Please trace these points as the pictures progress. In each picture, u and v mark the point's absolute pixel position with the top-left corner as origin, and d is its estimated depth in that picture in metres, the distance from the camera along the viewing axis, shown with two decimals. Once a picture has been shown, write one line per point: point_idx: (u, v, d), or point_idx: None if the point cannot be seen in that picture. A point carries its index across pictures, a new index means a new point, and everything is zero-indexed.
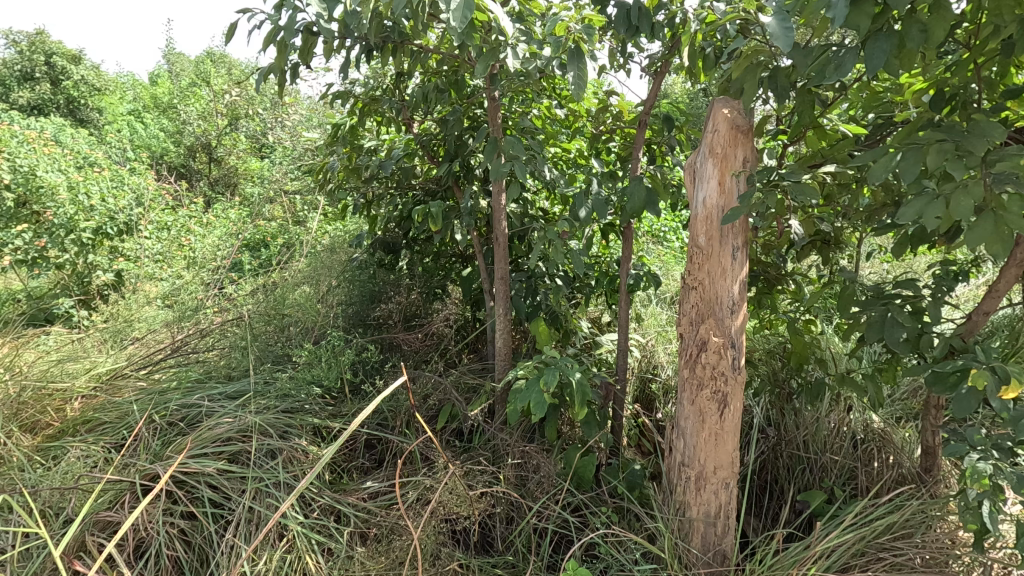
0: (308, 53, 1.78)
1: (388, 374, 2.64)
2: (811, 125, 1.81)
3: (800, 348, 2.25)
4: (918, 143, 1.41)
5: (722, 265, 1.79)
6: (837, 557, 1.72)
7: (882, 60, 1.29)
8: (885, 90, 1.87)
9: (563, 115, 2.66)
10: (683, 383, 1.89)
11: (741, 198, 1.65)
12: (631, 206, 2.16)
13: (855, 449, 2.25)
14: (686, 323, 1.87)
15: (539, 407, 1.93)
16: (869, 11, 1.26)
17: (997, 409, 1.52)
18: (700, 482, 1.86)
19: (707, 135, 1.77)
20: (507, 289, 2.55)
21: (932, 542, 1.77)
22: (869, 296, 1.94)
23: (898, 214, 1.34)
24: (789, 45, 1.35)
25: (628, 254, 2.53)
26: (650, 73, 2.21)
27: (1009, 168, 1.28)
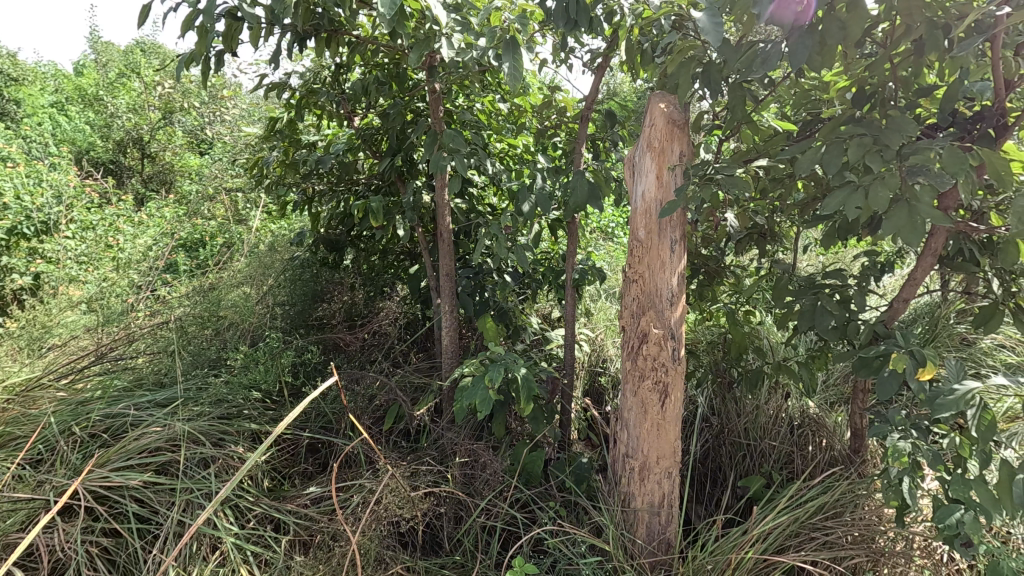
0: (233, 39, 1.69)
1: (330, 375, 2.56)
2: (743, 120, 1.86)
3: (738, 338, 2.31)
4: (840, 137, 1.47)
5: (662, 258, 1.81)
6: (773, 539, 1.78)
7: (804, 56, 1.33)
8: (812, 88, 1.94)
9: (508, 110, 2.64)
10: (626, 376, 1.91)
11: (676, 192, 1.68)
12: (574, 201, 2.16)
13: (791, 435, 2.34)
14: (627, 315, 1.89)
15: (484, 404, 1.91)
16: (792, 8, 1.29)
17: (915, 390, 1.60)
18: (644, 472, 1.89)
19: (645, 129, 1.79)
20: (452, 286, 2.52)
21: (860, 520, 1.85)
22: (801, 286, 2.02)
23: (824, 205, 1.40)
24: (718, 40, 1.38)
25: (573, 249, 2.54)
26: (592, 67, 2.22)
27: (920, 161, 1.34)
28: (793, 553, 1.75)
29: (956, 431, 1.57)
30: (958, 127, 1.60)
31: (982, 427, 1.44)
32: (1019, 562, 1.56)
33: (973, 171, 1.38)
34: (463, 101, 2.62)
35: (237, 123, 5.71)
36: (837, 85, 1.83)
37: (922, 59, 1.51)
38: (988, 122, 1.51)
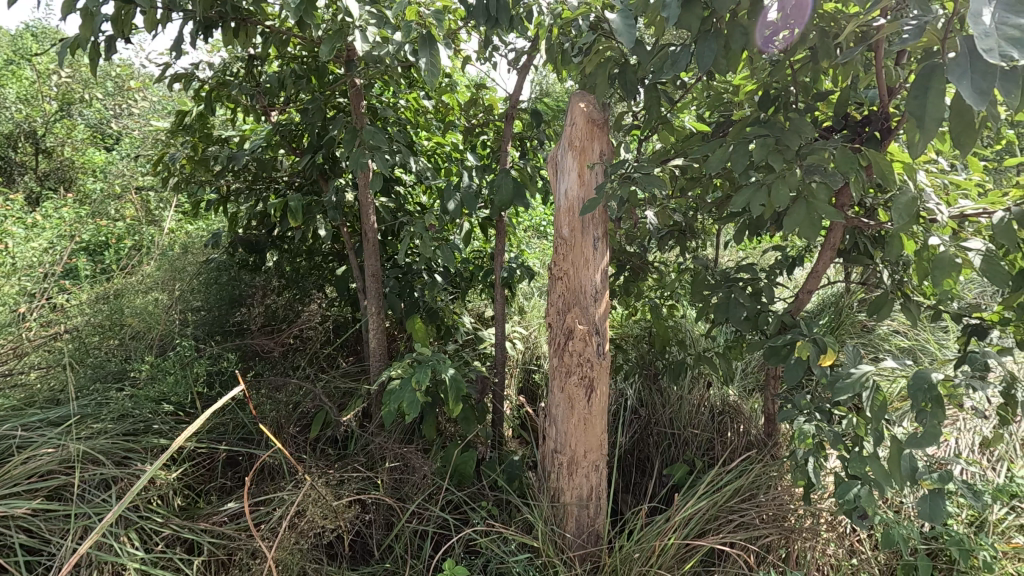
0: (125, 24, 1.56)
1: (236, 385, 2.42)
2: (660, 121, 1.92)
3: (661, 332, 2.39)
4: (746, 139, 1.54)
5: (585, 255, 1.84)
6: (693, 525, 1.85)
7: (710, 59, 1.39)
8: (724, 91, 2.03)
9: (434, 107, 2.60)
10: (553, 372, 1.92)
11: (596, 190, 1.71)
12: (500, 199, 2.15)
13: (711, 422, 2.45)
14: (553, 312, 1.90)
15: (411, 407, 1.87)
16: (699, 13, 1.35)
17: (818, 376, 1.71)
18: (572, 467, 1.91)
19: (566, 128, 1.82)
20: (379, 287, 2.45)
21: (773, 500, 1.95)
22: (717, 280, 2.11)
23: (731, 203, 1.47)
24: (632, 42, 1.41)
25: (501, 248, 2.53)
26: (516, 66, 2.22)
27: (816, 161, 1.43)
28: (712, 536, 1.83)
29: (853, 413, 1.69)
30: (850, 129, 1.72)
31: (875, 407, 1.56)
32: (908, 530, 1.70)
33: (861, 171, 1.48)
34: (387, 98, 2.56)
35: (146, 115, 5.30)
36: (745, 89, 1.92)
37: (818, 66, 1.61)
38: (874, 125, 1.63)
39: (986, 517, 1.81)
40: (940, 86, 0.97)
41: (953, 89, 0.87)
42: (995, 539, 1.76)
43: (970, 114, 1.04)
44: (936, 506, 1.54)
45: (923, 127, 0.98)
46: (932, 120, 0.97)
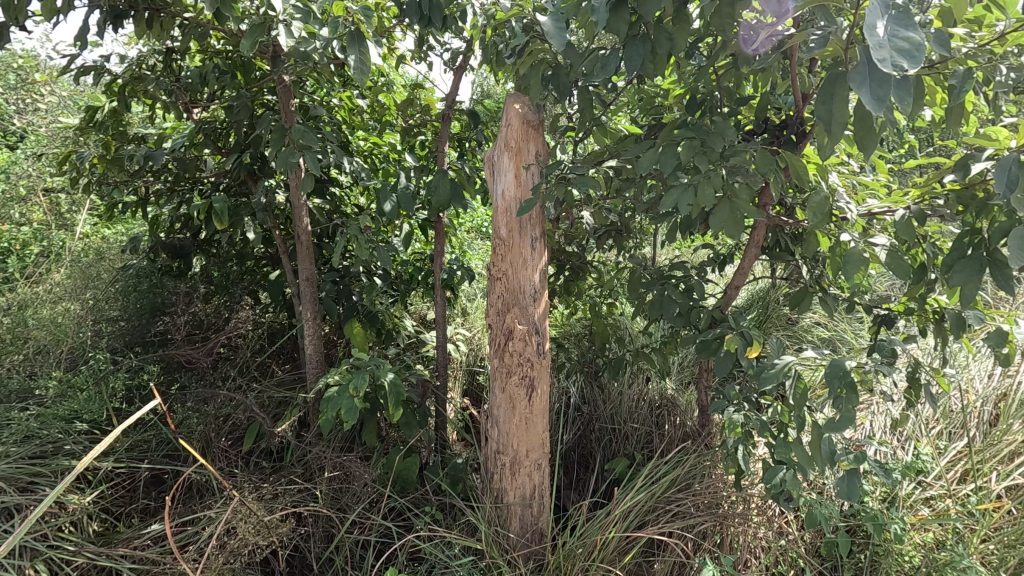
0: (19, 10, 1.43)
1: (150, 399, 2.30)
2: (593, 122, 1.95)
3: (601, 329, 2.44)
4: (674, 141, 1.60)
5: (523, 255, 1.85)
6: (633, 517, 1.89)
7: (637, 63, 1.44)
8: (655, 94, 2.10)
9: (369, 105, 2.54)
10: (494, 373, 1.92)
11: (533, 191, 1.73)
12: (438, 200, 2.13)
13: (650, 416, 2.52)
14: (493, 313, 1.90)
15: (349, 414, 1.82)
16: (626, 18, 1.39)
17: (745, 367, 1.79)
18: (515, 466, 1.92)
19: (502, 129, 1.82)
20: (314, 291, 2.37)
21: (708, 488, 2.03)
22: (652, 278, 2.17)
23: (661, 203, 1.52)
24: (563, 45, 1.42)
25: (439, 249, 2.51)
26: (453, 66, 2.21)
27: (738, 162, 1.50)
28: (651, 527, 1.88)
29: (777, 401, 1.78)
30: (769, 133, 1.82)
31: (797, 395, 1.65)
32: (829, 509, 1.80)
33: (779, 171, 1.57)
34: (320, 96, 2.48)
35: (54, 110, 4.90)
36: (674, 93, 1.99)
37: (739, 72, 1.69)
38: (791, 128, 1.73)
39: (897, 493, 1.94)
40: (843, 93, 1.04)
41: (855, 95, 0.93)
42: (905, 512, 1.89)
43: (869, 119, 1.12)
44: (852, 485, 1.64)
45: (830, 131, 1.04)
46: (838, 124, 1.04)
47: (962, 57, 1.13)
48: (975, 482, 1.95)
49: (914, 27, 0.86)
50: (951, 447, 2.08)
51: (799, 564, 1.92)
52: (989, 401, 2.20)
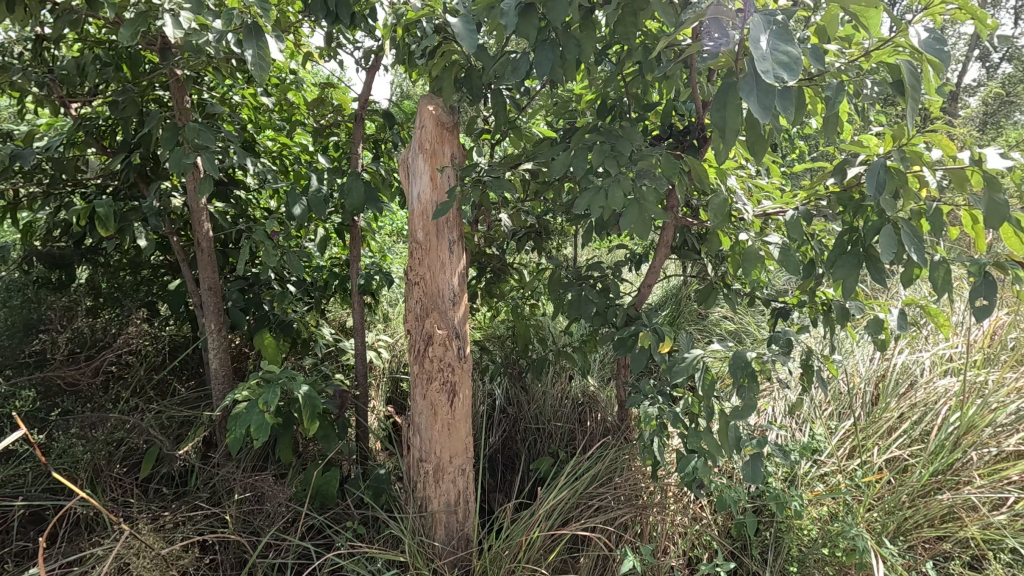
0: None
1: (18, 429, 2.06)
2: (508, 125, 1.96)
3: (523, 330, 2.45)
4: (585, 144, 1.64)
5: (441, 258, 1.82)
6: (556, 515, 1.92)
7: (547, 68, 1.46)
8: (569, 99, 2.14)
9: (276, 104, 2.41)
10: (415, 379, 1.88)
11: (448, 195, 1.71)
12: (351, 203, 2.05)
13: (573, 414, 2.57)
14: (412, 318, 1.86)
15: (260, 431, 1.71)
16: (535, 23, 1.40)
17: (658, 362, 1.87)
18: (438, 473, 1.88)
19: (416, 131, 1.79)
20: (218, 301, 2.22)
21: (627, 481, 2.10)
22: (570, 278, 2.22)
23: (575, 205, 1.55)
24: (474, 47, 1.41)
25: (355, 253, 2.42)
26: (365, 65, 2.14)
27: (645, 166, 1.55)
28: (574, 524, 1.92)
29: (688, 393, 1.86)
30: (675, 138, 1.91)
31: (705, 386, 1.74)
32: (737, 492, 1.91)
33: (683, 175, 1.65)
34: (220, 93, 2.33)
35: None
36: (586, 98, 2.04)
37: (645, 79, 1.76)
38: (694, 134, 1.83)
39: (796, 472, 2.09)
40: (735, 101, 1.10)
41: (744, 104, 0.99)
42: (803, 489, 2.04)
43: (758, 126, 1.20)
44: (756, 468, 1.76)
45: (724, 137, 1.11)
46: (731, 131, 1.10)
47: (836, 71, 1.24)
48: (861, 457, 2.13)
49: (792, 42, 0.93)
50: (840, 426, 2.26)
51: (713, 547, 2.02)
52: (871, 382, 2.43)
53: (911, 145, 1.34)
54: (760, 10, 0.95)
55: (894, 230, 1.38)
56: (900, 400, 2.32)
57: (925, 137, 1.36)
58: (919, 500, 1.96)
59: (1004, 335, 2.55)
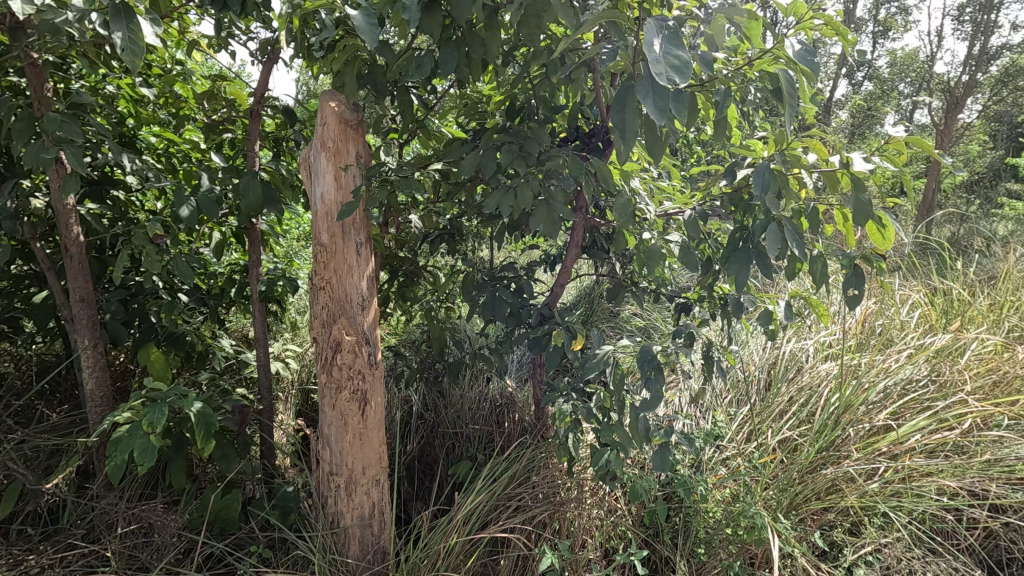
0: None
1: None
2: (416, 125, 1.91)
3: (437, 334, 2.40)
4: (493, 144, 1.64)
5: (348, 262, 1.74)
6: (474, 519, 1.89)
7: (452, 66, 1.44)
8: (477, 100, 2.13)
9: (159, 96, 2.20)
10: (322, 390, 1.78)
11: (353, 195, 1.63)
12: (248, 204, 1.91)
13: (490, 415, 2.56)
14: (318, 325, 1.77)
15: (145, 456, 1.54)
16: (439, 19, 1.39)
17: (571, 359, 1.89)
18: (350, 486, 1.80)
19: (317, 127, 1.70)
20: (92, 314, 1.98)
21: (544, 479, 2.12)
22: (483, 280, 2.20)
23: (485, 203, 1.54)
24: (375, 41, 1.36)
25: (255, 258, 2.26)
26: (261, 57, 2.01)
27: (552, 166, 1.57)
28: (492, 526, 1.90)
29: (600, 388, 1.91)
30: (582, 141, 1.95)
31: (616, 380, 1.79)
32: (648, 481, 1.98)
33: (589, 176, 1.68)
34: (91, 81, 2.09)
35: None
36: (495, 99, 2.03)
37: (551, 82, 1.78)
38: (598, 136, 1.88)
39: (701, 458, 2.20)
40: (633, 103, 1.13)
41: (642, 106, 1.02)
42: (707, 474, 2.15)
43: (655, 129, 1.25)
44: (664, 457, 1.83)
45: (624, 138, 1.13)
46: (630, 131, 1.13)
47: (724, 78, 1.31)
48: (757, 440, 2.28)
49: (683, 46, 0.97)
50: (739, 412, 2.42)
51: (627, 537, 2.07)
52: (765, 369, 2.62)
53: (790, 148, 1.45)
54: (653, 15, 0.98)
55: (779, 227, 1.49)
56: (789, 385, 2.51)
57: (802, 142, 1.48)
58: (807, 476, 2.12)
59: (872, 322, 2.85)
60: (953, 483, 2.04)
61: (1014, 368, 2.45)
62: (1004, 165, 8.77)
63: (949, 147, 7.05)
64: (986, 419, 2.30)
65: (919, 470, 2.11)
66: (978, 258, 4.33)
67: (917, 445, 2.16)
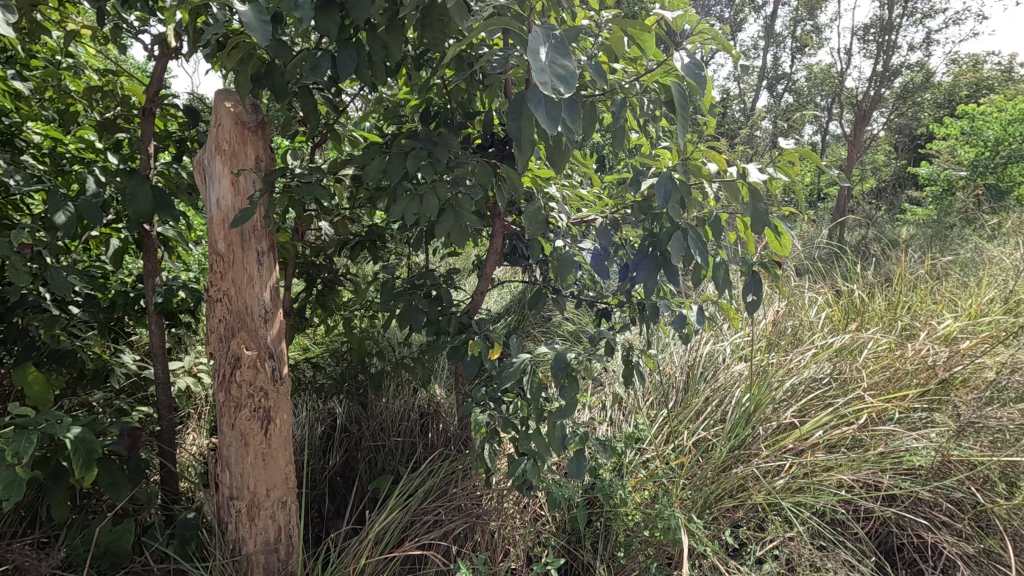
0: None
1: None
2: (323, 128, 1.83)
3: (357, 344, 2.31)
4: (400, 150, 1.59)
5: (248, 272, 1.64)
6: (388, 537, 1.83)
7: (351, 69, 1.38)
8: (393, 104, 2.07)
9: (39, 90, 2.01)
10: (221, 408, 1.67)
11: (250, 201, 1.54)
12: (137, 210, 1.76)
13: (413, 427, 2.50)
14: (215, 339, 1.66)
15: (11, 490, 1.38)
16: (335, 19, 1.33)
17: (488, 368, 1.87)
18: (252, 511, 1.69)
19: (211, 129, 1.59)
20: None
21: (465, 491, 2.08)
22: (401, 288, 2.14)
23: (389, 212, 1.49)
24: (268, 40, 1.24)
25: (152, 268, 2.10)
26: (154, 52, 1.87)
27: (461, 173, 1.53)
28: (407, 543, 1.84)
29: (518, 396, 1.90)
30: (497, 148, 1.94)
31: (532, 388, 1.77)
32: (567, 488, 1.98)
33: (501, 184, 1.67)
34: None
35: None
36: (412, 103, 1.97)
37: (463, 88, 1.76)
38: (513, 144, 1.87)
39: (622, 461, 2.23)
40: (528, 111, 1.12)
41: (533, 115, 1.00)
42: (627, 477, 2.18)
43: (554, 138, 1.24)
44: (581, 464, 1.83)
45: (520, 146, 1.12)
46: (526, 140, 1.11)
47: (624, 89, 1.33)
48: (674, 441, 2.34)
49: (570, 57, 0.96)
50: (658, 414, 2.47)
51: (549, 544, 2.07)
52: (684, 371, 2.70)
53: (691, 159, 1.48)
54: (540, 24, 0.97)
55: (683, 235, 1.52)
56: (706, 386, 2.59)
57: (702, 152, 1.52)
58: (721, 475, 2.19)
59: (783, 323, 3.00)
60: (850, 476, 2.16)
61: (904, 364, 2.60)
62: (905, 174, 9.53)
63: (857, 157, 7.58)
64: (880, 413, 2.46)
65: (821, 465, 2.22)
66: (878, 260, 4.67)
67: (820, 440, 2.28)
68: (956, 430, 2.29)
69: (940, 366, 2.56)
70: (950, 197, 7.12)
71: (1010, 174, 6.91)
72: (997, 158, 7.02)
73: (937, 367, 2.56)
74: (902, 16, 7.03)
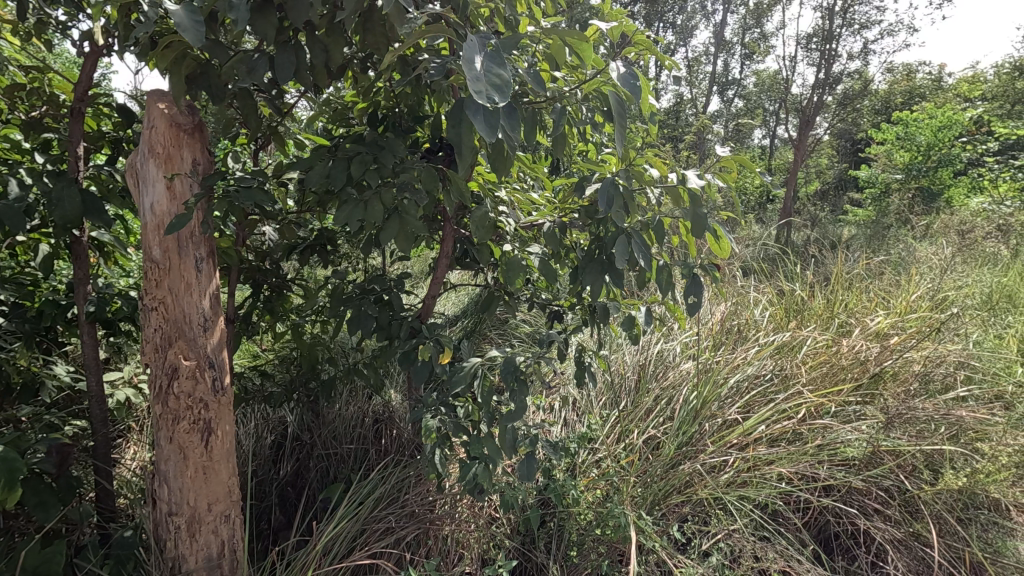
0: None
1: None
2: (266, 131, 1.78)
3: (306, 351, 2.26)
4: (344, 155, 1.57)
5: (185, 279, 1.58)
6: (336, 547, 1.80)
7: (289, 73, 1.36)
8: (339, 106, 2.04)
9: None
10: (158, 421, 1.61)
11: (186, 206, 1.48)
12: (65, 216, 1.67)
13: (365, 434, 2.47)
14: (151, 349, 1.59)
15: None
16: (273, 22, 1.30)
17: (439, 373, 1.86)
18: (193, 527, 1.64)
19: (144, 131, 1.52)
20: None
21: (418, 497, 2.07)
22: (349, 294, 2.11)
23: (332, 219, 1.47)
24: (201, 41, 1.20)
25: (83, 276, 1.97)
26: (82, 47, 1.78)
27: (406, 179, 1.52)
28: (357, 553, 1.82)
29: (469, 400, 1.89)
30: (445, 151, 1.93)
31: (483, 392, 1.78)
32: (519, 491, 1.99)
33: (448, 189, 1.66)
34: None
35: None
36: (359, 105, 1.94)
37: (408, 92, 1.74)
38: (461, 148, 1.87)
39: (574, 462, 2.26)
40: (468, 119, 1.13)
41: (472, 123, 1.00)
42: (579, 477, 2.21)
43: (495, 144, 1.25)
44: (530, 467, 1.84)
45: (461, 153, 1.12)
46: (466, 147, 1.12)
47: (564, 96, 1.35)
48: (625, 440, 2.39)
49: (506, 67, 0.97)
50: (610, 414, 2.51)
51: (502, 547, 2.09)
52: (635, 371, 2.75)
53: (634, 164, 1.51)
54: (477, 33, 0.98)
55: (628, 240, 1.55)
56: (656, 386, 2.64)
57: (644, 157, 1.55)
58: (669, 472, 2.25)
59: (729, 322, 3.09)
60: (790, 469, 2.25)
61: (840, 360, 2.73)
62: (845, 177, 9.99)
63: (801, 161, 7.91)
64: (818, 408, 2.57)
65: (763, 459, 2.31)
66: (818, 260, 4.88)
67: (762, 435, 2.37)
68: (886, 421, 2.42)
69: (873, 361, 2.70)
70: (886, 199, 7.51)
71: (941, 177, 7.34)
72: (928, 162, 7.44)
73: (869, 362, 2.69)
74: (841, 27, 7.36)
